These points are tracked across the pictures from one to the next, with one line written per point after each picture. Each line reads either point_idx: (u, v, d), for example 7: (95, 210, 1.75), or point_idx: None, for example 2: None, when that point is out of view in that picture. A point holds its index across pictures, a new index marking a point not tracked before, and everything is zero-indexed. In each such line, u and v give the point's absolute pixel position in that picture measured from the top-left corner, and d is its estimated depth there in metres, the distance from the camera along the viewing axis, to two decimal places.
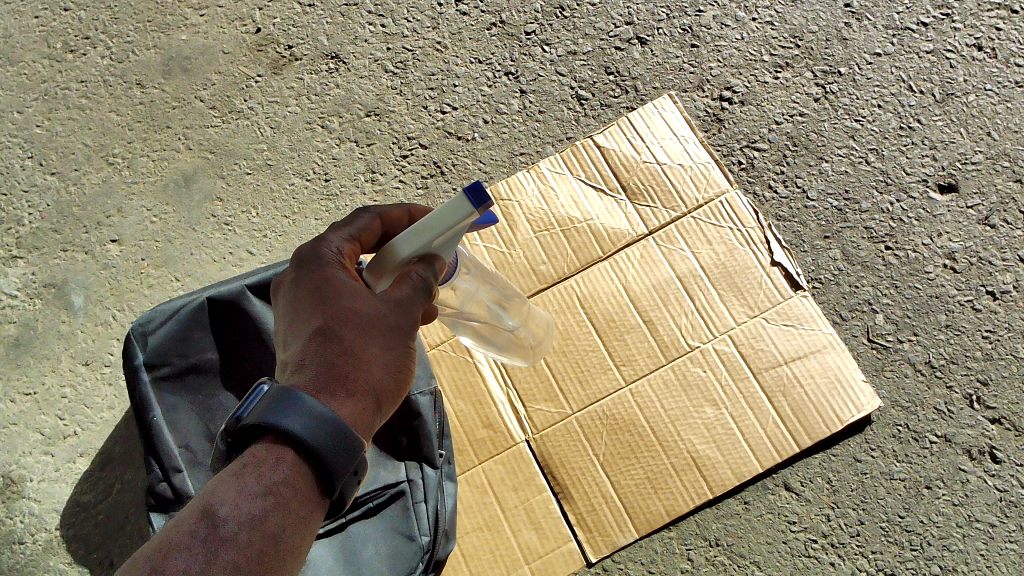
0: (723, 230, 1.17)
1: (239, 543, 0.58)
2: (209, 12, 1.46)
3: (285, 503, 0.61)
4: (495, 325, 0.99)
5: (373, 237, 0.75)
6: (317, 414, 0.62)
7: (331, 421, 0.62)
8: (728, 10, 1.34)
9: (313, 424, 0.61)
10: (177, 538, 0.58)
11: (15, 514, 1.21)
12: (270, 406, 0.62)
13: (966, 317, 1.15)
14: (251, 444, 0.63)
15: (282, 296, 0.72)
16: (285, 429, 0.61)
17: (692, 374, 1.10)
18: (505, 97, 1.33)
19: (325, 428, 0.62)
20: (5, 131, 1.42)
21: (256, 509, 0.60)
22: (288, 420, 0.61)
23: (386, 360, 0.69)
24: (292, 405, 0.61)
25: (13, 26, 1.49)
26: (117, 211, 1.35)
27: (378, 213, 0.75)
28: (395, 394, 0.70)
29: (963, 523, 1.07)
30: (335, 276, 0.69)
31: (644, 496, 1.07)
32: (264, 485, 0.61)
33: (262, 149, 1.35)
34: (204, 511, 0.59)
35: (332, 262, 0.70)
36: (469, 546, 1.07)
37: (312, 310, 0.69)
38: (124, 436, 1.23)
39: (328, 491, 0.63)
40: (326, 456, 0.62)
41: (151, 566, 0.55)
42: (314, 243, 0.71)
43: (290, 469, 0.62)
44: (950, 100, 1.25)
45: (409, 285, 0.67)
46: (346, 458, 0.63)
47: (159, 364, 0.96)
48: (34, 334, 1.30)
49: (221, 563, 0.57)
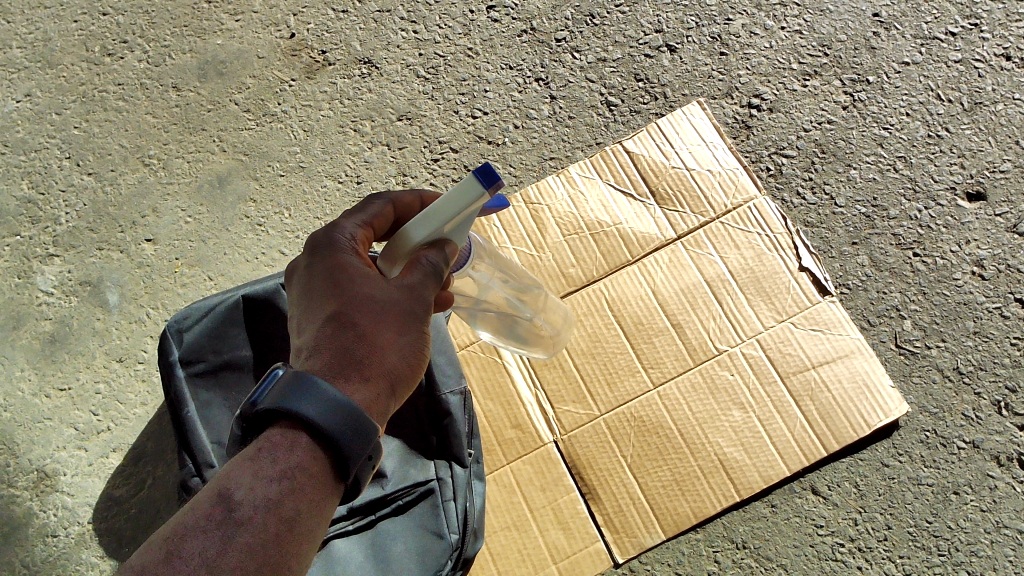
0: (752, 235, 1.18)
1: (254, 528, 0.57)
2: (244, 17, 1.49)
3: (300, 489, 0.60)
4: (511, 318, 1.00)
5: (385, 224, 0.77)
6: (332, 399, 0.61)
7: (345, 406, 0.61)
8: (757, 19, 1.35)
9: (327, 410, 0.60)
10: (192, 522, 0.57)
11: (49, 508, 1.22)
12: (285, 390, 0.61)
13: (994, 324, 1.16)
14: (265, 429, 0.62)
15: (295, 283, 0.73)
16: (300, 414, 0.60)
17: (720, 377, 1.11)
18: (536, 103, 1.34)
19: (339, 413, 0.61)
20: (43, 131, 1.44)
21: (271, 493, 0.59)
22: (302, 405, 0.60)
23: (400, 344, 0.69)
24: (307, 390, 0.60)
25: (52, 30, 1.52)
26: (152, 211, 1.37)
27: (391, 200, 0.77)
28: (408, 381, 0.70)
29: (991, 529, 1.08)
30: (349, 261, 0.70)
31: (672, 498, 1.08)
32: (278, 470, 0.60)
33: (295, 151, 1.37)
34: (219, 494, 0.58)
35: (346, 248, 0.71)
36: (497, 545, 1.08)
37: (325, 295, 0.69)
38: (157, 432, 1.25)
39: (342, 478, 0.62)
40: (340, 441, 0.61)
41: (166, 550, 0.55)
42: (328, 229, 0.73)
43: (304, 454, 0.61)
44: (978, 109, 1.26)
45: (420, 271, 0.67)
46: (361, 443, 0.62)
47: (194, 361, 0.98)
48: (69, 331, 1.32)
49: (237, 547, 0.56)
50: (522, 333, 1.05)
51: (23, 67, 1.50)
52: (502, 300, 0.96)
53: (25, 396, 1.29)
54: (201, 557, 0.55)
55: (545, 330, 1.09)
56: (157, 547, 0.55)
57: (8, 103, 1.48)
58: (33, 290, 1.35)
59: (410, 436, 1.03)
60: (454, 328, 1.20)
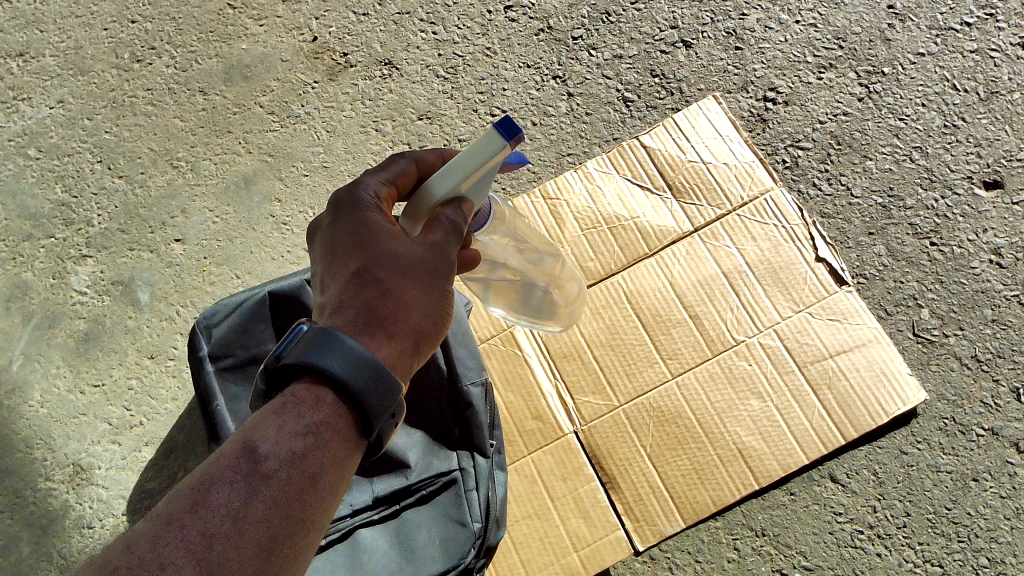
0: (768, 227, 1.18)
1: (280, 480, 0.59)
2: (268, 22, 1.52)
3: (325, 444, 0.62)
4: (526, 289, 1.02)
5: (410, 181, 0.78)
6: (356, 355, 0.63)
7: (369, 360, 0.63)
8: (772, 13, 1.36)
9: (353, 365, 0.62)
10: (219, 471, 0.58)
11: (84, 500, 1.26)
12: (310, 346, 0.63)
13: (1013, 312, 1.16)
14: (290, 385, 0.64)
15: (319, 241, 0.75)
16: (325, 368, 0.62)
17: (738, 368, 1.12)
18: (553, 100, 1.37)
19: (364, 370, 0.63)
20: (75, 137, 1.49)
21: (297, 448, 0.61)
22: (329, 359, 0.62)
23: (426, 302, 0.71)
24: (331, 344, 0.63)
25: (84, 38, 1.56)
26: (181, 212, 1.41)
27: (414, 159, 0.79)
28: (432, 338, 0.72)
29: (1011, 516, 1.09)
30: (373, 218, 0.72)
31: (691, 486, 1.09)
32: (305, 425, 0.62)
33: (318, 151, 1.41)
34: (245, 446, 0.60)
35: (370, 206, 0.73)
36: (519, 534, 1.10)
37: (352, 252, 0.71)
38: (187, 426, 1.29)
39: (365, 434, 0.64)
40: (365, 397, 0.63)
41: (191, 500, 0.56)
42: (353, 186, 0.75)
43: (330, 410, 0.63)
44: (994, 98, 1.27)
45: (442, 229, 0.70)
46: (386, 399, 0.65)
47: (222, 355, 1.00)
48: (102, 329, 1.36)
49: (262, 501, 0.58)
50: (538, 303, 1.07)
51: (55, 75, 1.53)
52: (518, 270, 0.98)
53: (61, 392, 1.33)
54: (226, 508, 0.57)
55: (559, 300, 1.11)
56: (184, 497, 0.57)
57: (41, 110, 1.52)
58: (68, 290, 1.39)
59: (432, 426, 1.05)
60: (475, 321, 1.21)
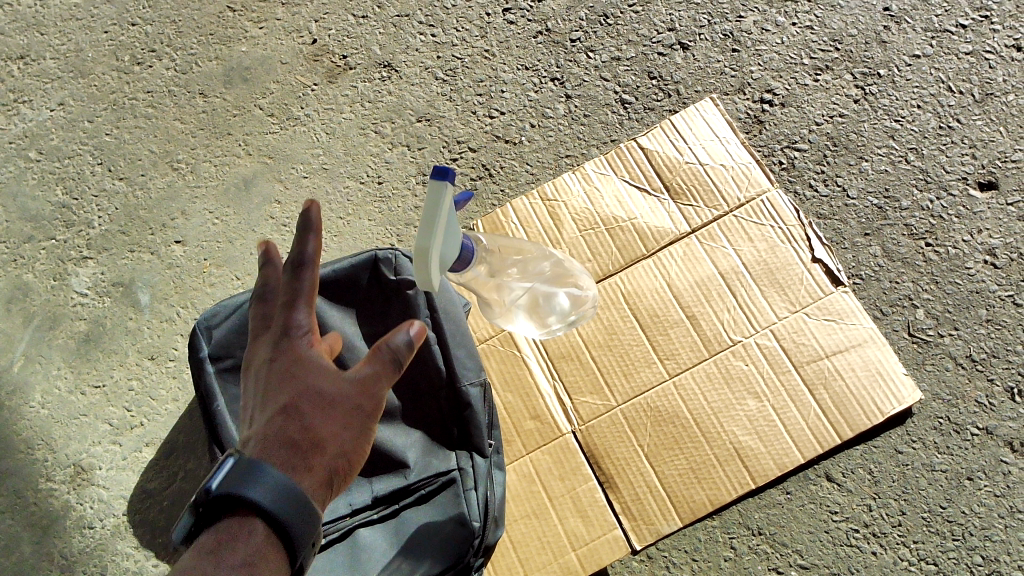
0: (765, 228, 1.19)
1: None
2: (268, 24, 1.52)
3: (263, 560, 0.63)
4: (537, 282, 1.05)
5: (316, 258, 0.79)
6: (280, 488, 0.66)
7: (292, 492, 0.67)
8: (769, 15, 1.37)
9: (277, 497, 0.65)
10: None
11: (85, 500, 1.27)
12: (237, 481, 0.66)
13: (1007, 312, 1.18)
14: (215, 523, 0.66)
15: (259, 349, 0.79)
16: (253, 500, 0.65)
17: (735, 368, 1.13)
18: (551, 102, 1.38)
19: (288, 500, 0.66)
20: (76, 139, 1.49)
21: (235, 563, 0.62)
22: (255, 493, 0.65)
23: (346, 437, 0.74)
24: (256, 478, 0.66)
25: (84, 41, 1.56)
26: (181, 214, 1.42)
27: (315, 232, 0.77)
28: (351, 471, 0.75)
29: (1005, 514, 1.10)
30: (305, 348, 0.77)
31: (688, 486, 1.10)
32: (241, 557, 0.62)
33: (318, 154, 1.42)
34: None
35: (303, 335, 0.78)
36: (517, 533, 1.11)
37: (280, 386, 0.75)
38: (187, 427, 1.30)
39: (291, 563, 0.66)
40: (287, 523, 0.65)
41: None
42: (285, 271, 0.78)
43: (260, 541, 0.64)
44: (989, 100, 1.28)
45: (377, 359, 0.76)
46: (306, 532, 0.67)
47: (223, 356, 1.01)
48: (103, 331, 1.37)
49: None
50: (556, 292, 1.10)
51: (56, 77, 1.54)
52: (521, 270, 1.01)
53: (62, 393, 1.34)
54: None
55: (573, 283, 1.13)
56: None
57: (42, 112, 1.52)
58: (69, 292, 1.39)
59: (431, 426, 1.06)
60: (474, 322, 1.21)
